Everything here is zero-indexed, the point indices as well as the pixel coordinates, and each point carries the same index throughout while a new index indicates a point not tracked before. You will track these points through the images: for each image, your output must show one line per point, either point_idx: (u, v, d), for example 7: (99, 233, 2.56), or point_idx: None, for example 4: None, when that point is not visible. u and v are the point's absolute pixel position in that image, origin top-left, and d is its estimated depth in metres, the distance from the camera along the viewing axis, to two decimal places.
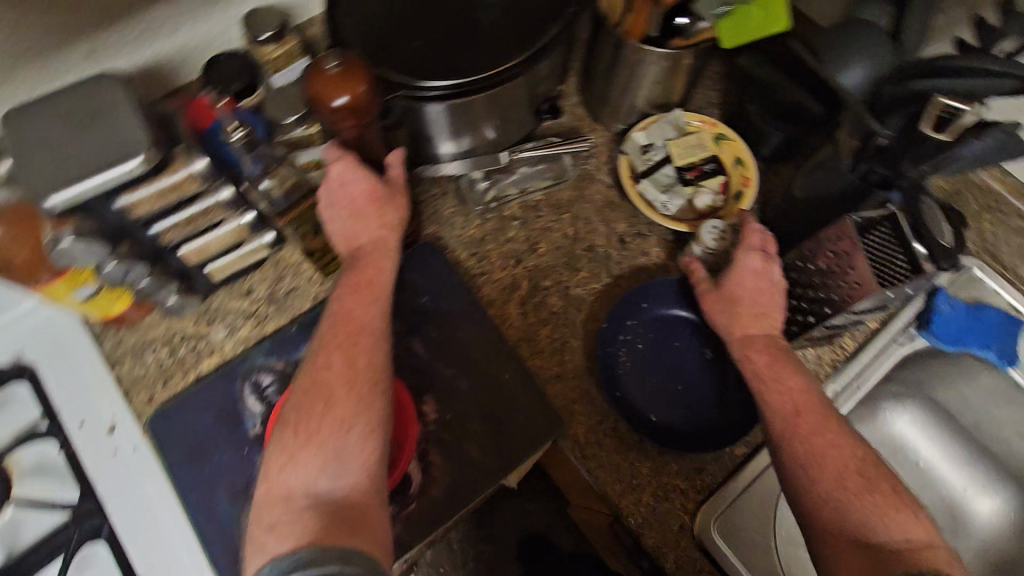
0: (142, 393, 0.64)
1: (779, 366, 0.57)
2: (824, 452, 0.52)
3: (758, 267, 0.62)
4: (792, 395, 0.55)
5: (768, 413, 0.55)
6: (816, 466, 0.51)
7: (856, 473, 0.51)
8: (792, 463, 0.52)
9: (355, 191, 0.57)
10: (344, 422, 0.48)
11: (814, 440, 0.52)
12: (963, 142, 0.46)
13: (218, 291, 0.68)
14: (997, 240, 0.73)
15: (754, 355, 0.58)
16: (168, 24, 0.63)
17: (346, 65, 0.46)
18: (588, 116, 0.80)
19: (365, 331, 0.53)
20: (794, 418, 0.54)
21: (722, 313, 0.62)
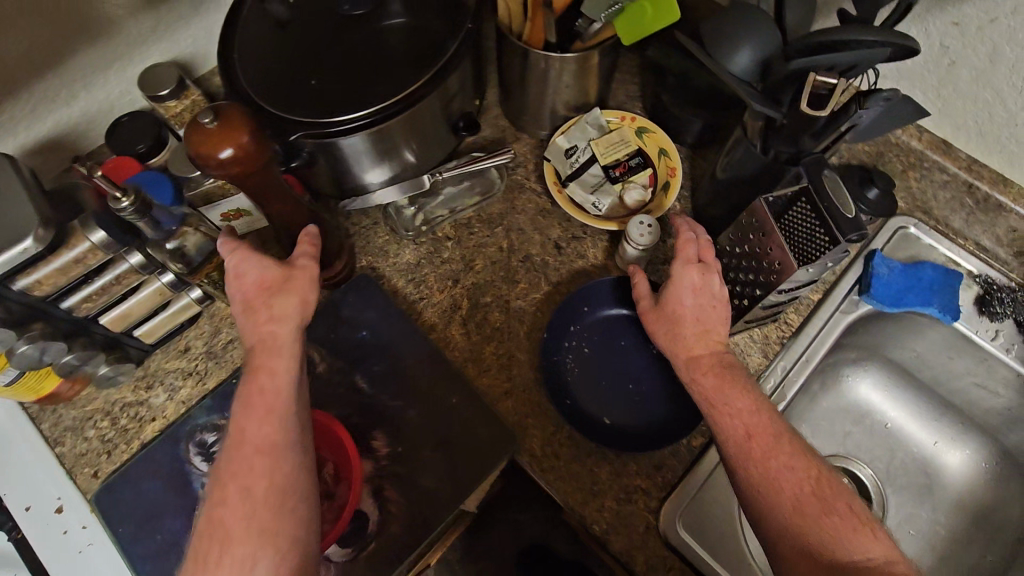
0: (86, 469, 0.63)
1: (727, 387, 0.54)
2: (779, 475, 0.49)
3: (696, 281, 0.58)
4: (742, 417, 0.52)
5: (721, 439, 0.52)
6: (773, 494, 0.48)
7: (812, 494, 0.48)
8: (749, 491, 0.49)
9: (245, 282, 0.49)
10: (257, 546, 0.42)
11: (769, 465, 0.49)
12: (850, 114, 0.46)
13: (155, 353, 0.67)
14: (926, 195, 0.74)
15: (701, 379, 0.55)
16: (62, 94, 0.62)
17: (225, 118, 0.45)
18: (511, 127, 0.80)
19: (262, 418, 0.45)
20: (747, 442, 0.51)
21: (664, 333, 0.58)
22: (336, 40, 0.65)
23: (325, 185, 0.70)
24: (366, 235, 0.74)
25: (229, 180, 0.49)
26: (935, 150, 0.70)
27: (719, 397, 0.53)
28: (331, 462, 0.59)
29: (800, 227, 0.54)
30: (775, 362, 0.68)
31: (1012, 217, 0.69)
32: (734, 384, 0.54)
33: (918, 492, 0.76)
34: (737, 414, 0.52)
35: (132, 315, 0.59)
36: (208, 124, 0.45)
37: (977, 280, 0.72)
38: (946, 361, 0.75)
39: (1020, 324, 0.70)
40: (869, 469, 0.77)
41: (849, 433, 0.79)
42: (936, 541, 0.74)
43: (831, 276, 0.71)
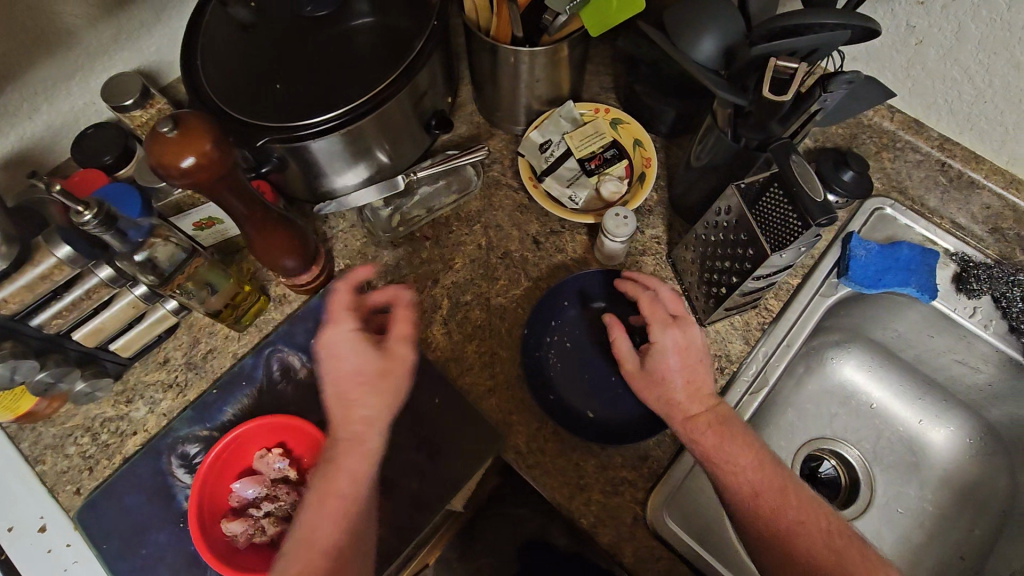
0: (68, 486, 0.62)
1: (730, 445, 0.55)
2: (791, 533, 0.52)
3: (680, 343, 0.57)
4: (747, 476, 0.54)
5: (728, 497, 0.54)
6: (786, 546, 0.52)
7: (824, 548, 0.51)
8: (762, 546, 0.52)
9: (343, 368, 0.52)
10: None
11: (779, 521, 0.53)
12: (816, 96, 0.47)
13: (133, 366, 0.67)
14: (901, 175, 0.74)
15: (701, 438, 0.55)
16: (23, 107, 0.61)
17: (186, 126, 0.45)
18: (486, 123, 0.80)
19: (342, 495, 0.50)
20: (754, 500, 0.53)
21: (658, 398, 0.57)
22: (300, 42, 0.64)
23: (298, 189, 0.69)
24: (343, 238, 0.73)
25: (195, 189, 0.48)
26: (908, 129, 0.71)
27: (721, 456, 0.54)
28: (315, 467, 0.58)
29: (774, 213, 0.53)
30: (756, 348, 0.68)
31: (985, 194, 0.70)
32: (733, 438, 0.55)
33: (906, 470, 0.77)
34: (742, 472, 0.54)
35: (106, 329, 0.58)
36: (169, 133, 0.44)
37: (953, 258, 0.72)
38: (927, 340, 0.75)
39: (997, 299, 0.70)
40: (855, 450, 0.78)
41: (835, 415, 0.79)
42: (924, 518, 0.74)
43: (809, 261, 0.72)
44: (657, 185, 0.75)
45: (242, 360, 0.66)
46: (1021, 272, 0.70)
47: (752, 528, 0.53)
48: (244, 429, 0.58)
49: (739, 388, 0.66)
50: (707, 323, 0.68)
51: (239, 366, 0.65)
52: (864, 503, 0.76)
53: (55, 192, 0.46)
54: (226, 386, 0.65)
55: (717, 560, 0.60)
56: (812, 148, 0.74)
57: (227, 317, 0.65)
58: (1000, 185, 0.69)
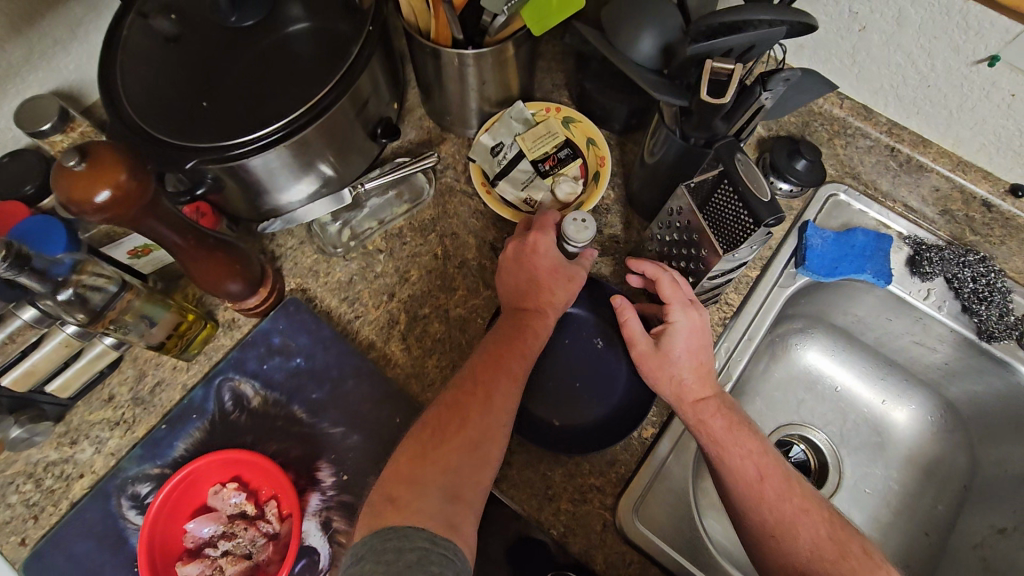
0: (12, 537, 0.59)
1: (737, 429, 0.55)
2: (794, 519, 0.51)
3: (695, 325, 0.57)
4: (754, 459, 0.53)
5: (732, 484, 0.53)
6: (787, 536, 0.50)
7: (828, 538, 0.50)
8: (762, 539, 0.51)
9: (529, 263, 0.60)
10: (474, 443, 0.51)
11: (784, 509, 0.51)
12: (757, 97, 0.46)
13: (77, 405, 0.63)
14: (853, 159, 0.74)
15: (710, 422, 0.55)
16: None
17: (95, 159, 0.42)
18: (436, 127, 0.77)
19: (511, 363, 0.55)
20: (759, 485, 0.52)
21: (665, 375, 0.57)
22: (228, 54, 0.61)
23: (241, 209, 0.66)
24: (293, 256, 0.71)
25: (114, 223, 0.45)
26: (857, 116, 0.71)
27: (729, 443, 0.54)
28: (274, 498, 0.56)
29: (725, 212, 0.52)
30: (719, 344, 0.68)
31: (935, 176, 0.70)
32: (735, 426, 0.55)
33: (871, 451, 0.79)
34: (746, 457, 0.53)
35: (39, 372, 0.55)
36: (77, 167, 0.41)
37: (907, 241, 0.72)
38: (885, 323, 0.76)
39: (949, 281, 0.70)
40: (822, 434, 0.80)
41: (802, 401, 0.81)
42: (890, 497, 0.76)
43: (767, 252, 0.71)
44: (613, 183, 0.74)
45: (192, 392, 0.63)
46: (971, 252, 0.70)
47: (752, 516, 0.52)
48: (200, 463, 0.55)
49: None
50: None
51: (188, 398, 0.62)
52: (833, 486, 0.77)
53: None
54: (175, 421, 0.62)
55: (691, 561, 0.59)
56: (764, 138, 0.74)
57: (172, 348, 0.62)
58: (947, 168, 0.70)
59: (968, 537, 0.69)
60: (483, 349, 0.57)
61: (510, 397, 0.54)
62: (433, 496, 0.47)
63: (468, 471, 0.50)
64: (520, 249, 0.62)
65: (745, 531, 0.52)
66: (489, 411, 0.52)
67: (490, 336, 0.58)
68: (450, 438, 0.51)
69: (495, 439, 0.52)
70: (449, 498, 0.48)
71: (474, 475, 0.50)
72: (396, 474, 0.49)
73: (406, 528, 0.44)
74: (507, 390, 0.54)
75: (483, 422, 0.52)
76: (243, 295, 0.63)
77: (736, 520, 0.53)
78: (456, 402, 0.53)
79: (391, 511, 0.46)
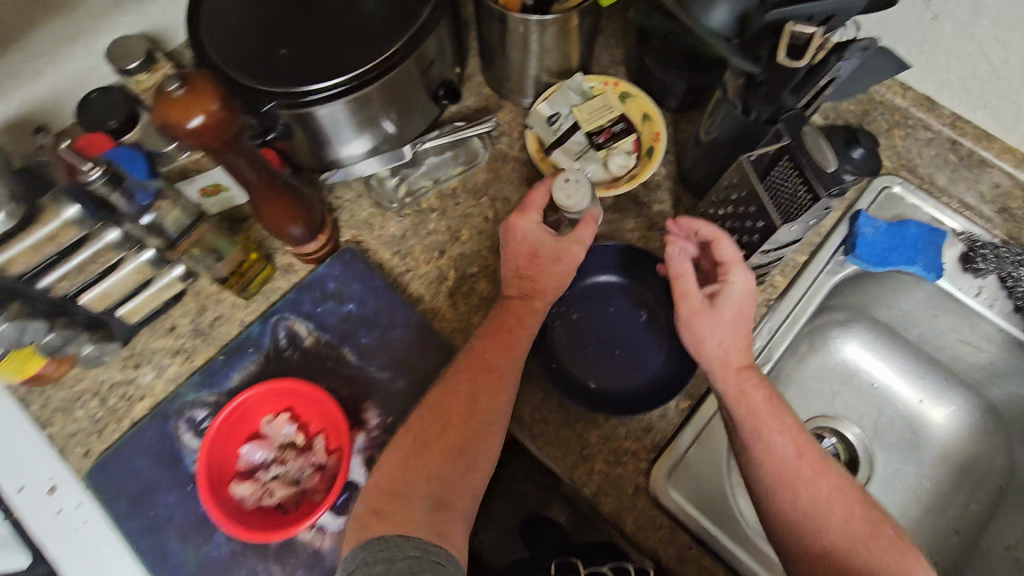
0: (78, 448, 0.63)
1: (776, 404, 0.55)
2: (830, 498, 0.52)
3: (752, 285, 0.56)
4: (793, 436, 0.54)
5: (768, 459, 0.53)
6: (818, 516, 0.51)
7: (861, 518, 0.51)
8: (795, 517, 0.51)
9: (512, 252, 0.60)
10: (455, 449, 0.54)
11: (820, 487, 0.52)
12: (830, 66, 0.46)
13: (141, 332, 0.67)
14: (912, 151, 0.73)
15: (751, 393, 0.55)
16: (30, 67, 0.60)
17: (191, 85, 0.44)
18: (494, 95, 0.79)
19: (488, 367, 0.56)
20: (797, 461, 0.53)
21: (714, 337, 0.56)
22: (304, 6, 0.62)
23: (306, 159, 0.69)
24: (350, 208, 0.73)
25: (201, 150, 0.48)
26: (920, 107, 0.72)
27: (767, 417, 0.54)
28: (322, 432, 0.59)
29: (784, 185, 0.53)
30: (763, 325, 0.68)
31: (997, 172, 0.71)
32: (773, 403, 0.55)
33: (905, 447, 0.79)
34: (784, 434, 0.54)
35: (114, 294, 0.58)
36: (176, 91, 0.44)
37: (962, 239, 0.71)
38: (931, 318, 0.76)
39: (1003, 279, 0.70)
40: (856, 429, 0.79)
41: (837, 393, 0.80)
42: (922, 493, 0.76)
43: (816, 239, 0.71)
44: (666, 160, 0.75)
45: (249, 327, 0.66)
46: None
47: (782, 494, 0.52)
48: (255, 393, 0.58)
49: None
50: None
51: (247, 333, 0.65)
52: (863, 479, 0.77)
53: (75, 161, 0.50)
54: (232, 353, 0.65)
55: (722, 531, 0.60)
56: (823, 125, 0.73)
57: (234, 284, 0.65)
58: (1011, 164, 0.70)
59: (999, 538, 0.70)
60: (469, 351, 0.58)
61: (495, 395, 0.55)
62: (420, 505, 0.51)
63: (457, 476, 0.53)
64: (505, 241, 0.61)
65: (774, 509, 0.52)
66: (468, 416, 0.54)
67: (474, 338, 0.59)
68: (431, 448, 0.53)
69: (481, 440, 0.54)
70: (434, 505, 0.51)
71: (460, 478, 0.53)
72: (376, 484, 0.53)
73: (403, 534, 0.48)
74: (492, 390, 0.55)
75: (465, 428, 0.54)
76: (304, 240, 0.65)
77: (765, 500, 0.53)
78: (440, 408, 0.55)
79: (379, 522, 0.50)
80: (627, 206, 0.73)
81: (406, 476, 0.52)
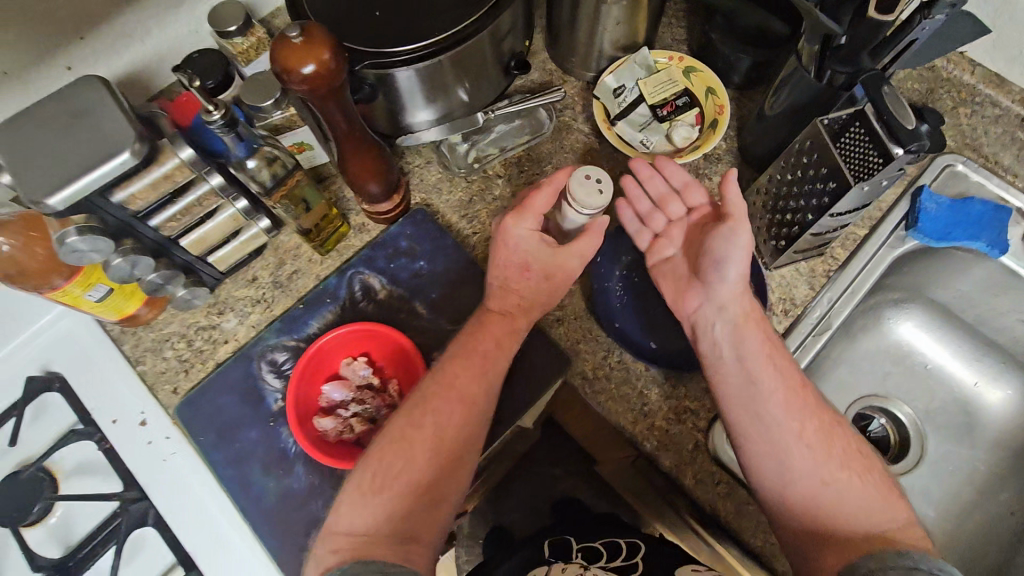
0: (167, 385, 0.67)
1: (777, 344, 0.58)
2: (831, 430, 0.55)
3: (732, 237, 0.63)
4: (797, 371, 0.57)
5: (777, 390, 0.55)
6: (822, 447, 0.54)
7: (857, 454, 0.55)
8: (801, 446, 0.54)
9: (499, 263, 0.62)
10: (421, 486, 0.53)
11: (823, 419, 0.55)
12: (915, 26, 0.50)
13: (225, 282, 0.71)
14: (977, 131, 0.74)
15: (759, 326, 0.58)
16: (141, 28, 0.67)
17: (309, 35, 0.48)
18: (558, 70, 0.81)
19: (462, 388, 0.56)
20: (802, 393, 0.56)
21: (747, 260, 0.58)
22: None
23: (382, 124, 0.72)
24: (420, 173, 0.76)
25: (308, 98, 0.51)
26: (989, 84, 0.73)
27: (777, 351, 0.58)
28: (395, 377, 0.62)
29: (853, 151, 0.55)
30: (822, 294, 0.70)
31: None
32: (778, 340, 0.59)
33: (958, 430, 0.79)
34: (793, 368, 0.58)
35: (208, 239, 0.62)
36: (295, 38, 0.48)
37: None
38: (990, 300, 0.76)
39: None
40: (908, 409, 0.80)
41: (889, 373, 0.80)
42: (975, 476, 0.76)
43: (877, 213, 0.72)
44: (726, 135, 0.76)
45: (327, 279, 0.70)
46: None
47: (792, 423, 0.54)
48: (343, 333, 0.61)
49: (802, 330, 0.68)
50: (773, 267, 0.70)
51: (326, 284, 0.69)
52: (915, 458, 0.78)
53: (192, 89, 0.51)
54: (311, 303, 0.69)
55: None
56: None
57: (314, 238, 0.69)
58: None
59: None
60: (437, 382, 0.57)
61: (468, 429, 0.55)
62: (386, 529, 0.51)
63: (427, 508, 0.52)
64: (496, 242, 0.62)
65: (779, 440, 0.54)
66: (436, 451, 0.54)
67: (444, 368, 0.57)
68: (393, 478, 0.52)
69: (451, 474, 0.54)
70: (401, 535, 0.50)
71: (429, 512, 0.52)
72: (336, 524, 0.51)
73: (378, 562, 0.47)
74: (462, 423, 0.55)
75: (433, 464, 0.53)
76: (379, 199, 0.68)
77: (773, 432, 0.54)
78: (405, 440, 0.54)
79: (347, 540, 0.50)
80: None
81: (369, 510, 0.51)
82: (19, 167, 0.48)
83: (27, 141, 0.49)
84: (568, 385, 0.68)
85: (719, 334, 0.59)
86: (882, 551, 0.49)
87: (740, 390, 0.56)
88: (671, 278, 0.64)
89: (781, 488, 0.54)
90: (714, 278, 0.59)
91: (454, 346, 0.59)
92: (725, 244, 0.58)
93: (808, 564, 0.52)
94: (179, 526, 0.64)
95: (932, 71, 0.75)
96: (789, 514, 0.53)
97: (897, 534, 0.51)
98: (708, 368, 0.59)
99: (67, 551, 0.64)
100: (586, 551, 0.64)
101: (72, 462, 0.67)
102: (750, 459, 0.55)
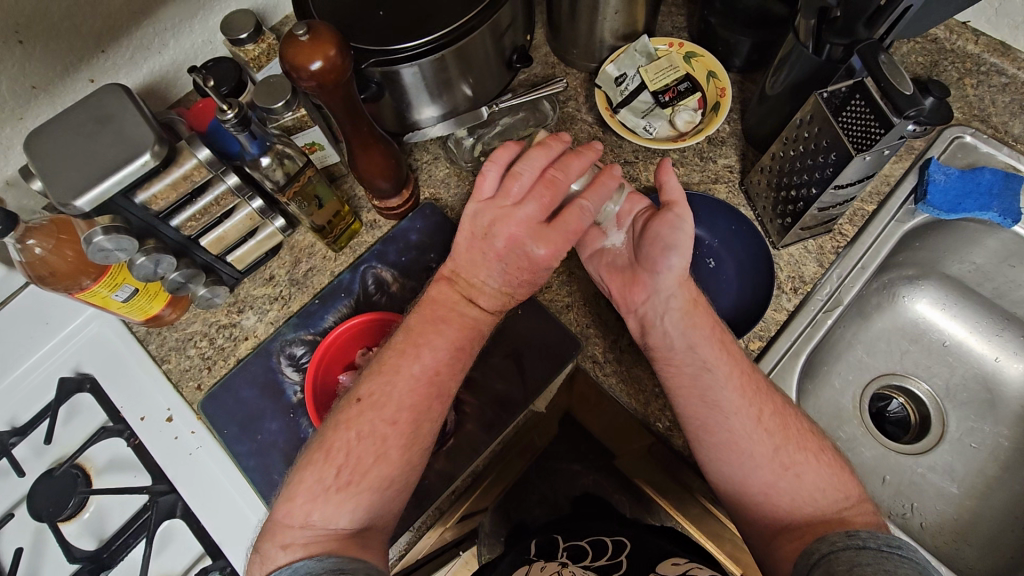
0: (191, 382, 0.70)
1: (726, 341, 0.61)
2: (786, 412, 0.59)
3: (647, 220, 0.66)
4: (747, 363, 0.61)
5: (731, 376, 0.59)
6: (776, 432, 0.57)
7: (810, 434, 0.58)
8: (758, 430, 0.57)
9: (465, 248, 0.60)
10: (389, 479, 0.54)
11: (775, 401, 0.59)
12: None
13: (244, 281, 0.73)
14: (983, 100, 0.75)
15: (701, 320, 0.61)
16: (157, 39, 0.71)
17: (316, 33, 0.50)
18: (560, 62, 0.82)
19: (425, 377, 0.56)
20: (757, 381, 0.60)
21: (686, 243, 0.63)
22: None
23: (390, 124, 0.74)
24: (428, 168, 0.78)
25: (318, 92, 0.53)
26: (993, 52, 0.75)
27: (725, 342, 0.61)
28: None
29: (856, 124, 0.55)
30: (831, 270, 0.70)
31: None
32: (723, 330, 0.62)
33: (979, 407, 0.77)
34: (741, 357, 0.61)
35: (227, 238, 0.65)
36: (303, 37, 0.50)
37: None
38: (1006, 271, 0.75)
39: None
40: (925, 386, 0.79)
41: (906, 351, 0.79)
42: (999, 452, 0.75)
43: (884, 188, 0.73)
44: (730, 118, 0.77)
45: (341, 275, 0.72)
46: None
47: (749, 408, 0.58)
48: (351, 324, 0.64)
49: (812, 306, 0.68)
50: (781, 246, 0.71)
51: (343, 279, 0.71)
52: (934, 438, 0.77)
53: (208, 89, 0.52)
54: (327, 298, 0.71)
55: None
56: None
57: (327, 236, 0.70)
58: None
59: None
60: (420, 375, 0.56)
61: (438, 419, 0.57)
62: (344, 518, 0.52)
63: (387, 499, 0.54)
64: (510, 257, 0.58)
65: (734, 427, 0.57)
66: (410, 447, 0.55)
67: (424, 360, 0.56)
68: (365, 475, 0.53)
69: (415, 465, 0.56)
70: (360, 525, 0.53)
71: (391, 503, 0.55)
72: (293, 513, 0.52)
73: (337, 560, 0.48)
74: (438, 416, 0.56)
75: (404, 460, 0.54)
76: (389, 195, 0.70)
77: (732, 419, 0.57)
78: (378, 435, 0.54)
79: (310, 536, 0.51)
80: (692, 161, 0.75)
81: (329, 504, 0.52)
82: (48, 172, 0.50)
83: (55, 148, 0.51)
84: (580, 370, 0.69)
85: (667, 324, 0.61)
86: (832, 533, 0.51)
87: (695, 382, 0.59)
88: (613, 273, 0.65)
89: (741, 476, 0.57)
90: (660, 266, 0.61)
91: (412, 314, 0.60)
92: (672, 231, 0.61)
93: (770, 552, 0.54)
94: (205, 516, 0.66)
95: (934, 43, 0.76)
96: (749, 502, 0.56)
97: (850, 512, 0.53)
98: (661, 360, 0.61)
99: (100, 544, 0.67)
100: (573, 549, 0.68)
101: (104, 459, 0.69)
102: (710, 452, 0.58)
